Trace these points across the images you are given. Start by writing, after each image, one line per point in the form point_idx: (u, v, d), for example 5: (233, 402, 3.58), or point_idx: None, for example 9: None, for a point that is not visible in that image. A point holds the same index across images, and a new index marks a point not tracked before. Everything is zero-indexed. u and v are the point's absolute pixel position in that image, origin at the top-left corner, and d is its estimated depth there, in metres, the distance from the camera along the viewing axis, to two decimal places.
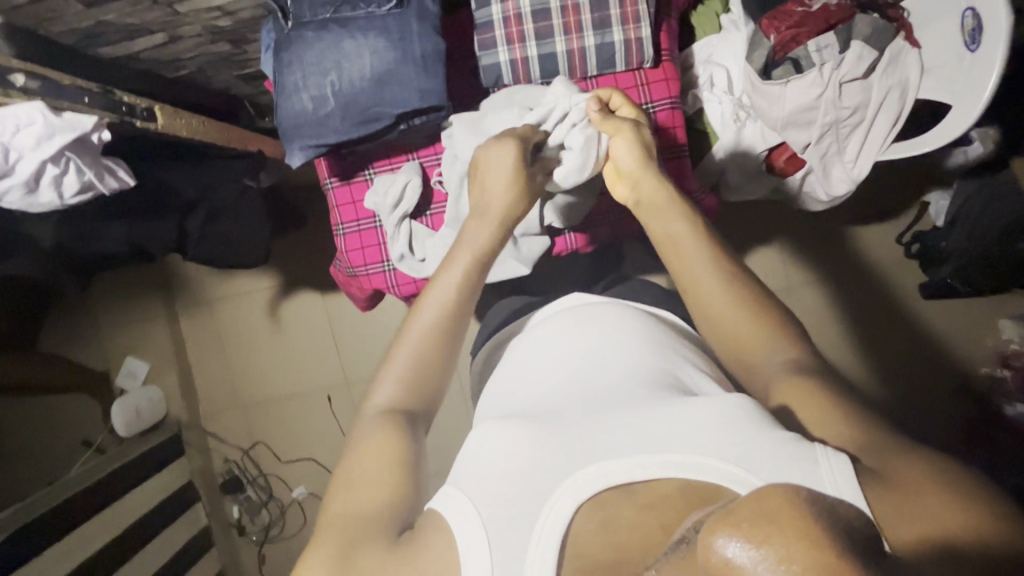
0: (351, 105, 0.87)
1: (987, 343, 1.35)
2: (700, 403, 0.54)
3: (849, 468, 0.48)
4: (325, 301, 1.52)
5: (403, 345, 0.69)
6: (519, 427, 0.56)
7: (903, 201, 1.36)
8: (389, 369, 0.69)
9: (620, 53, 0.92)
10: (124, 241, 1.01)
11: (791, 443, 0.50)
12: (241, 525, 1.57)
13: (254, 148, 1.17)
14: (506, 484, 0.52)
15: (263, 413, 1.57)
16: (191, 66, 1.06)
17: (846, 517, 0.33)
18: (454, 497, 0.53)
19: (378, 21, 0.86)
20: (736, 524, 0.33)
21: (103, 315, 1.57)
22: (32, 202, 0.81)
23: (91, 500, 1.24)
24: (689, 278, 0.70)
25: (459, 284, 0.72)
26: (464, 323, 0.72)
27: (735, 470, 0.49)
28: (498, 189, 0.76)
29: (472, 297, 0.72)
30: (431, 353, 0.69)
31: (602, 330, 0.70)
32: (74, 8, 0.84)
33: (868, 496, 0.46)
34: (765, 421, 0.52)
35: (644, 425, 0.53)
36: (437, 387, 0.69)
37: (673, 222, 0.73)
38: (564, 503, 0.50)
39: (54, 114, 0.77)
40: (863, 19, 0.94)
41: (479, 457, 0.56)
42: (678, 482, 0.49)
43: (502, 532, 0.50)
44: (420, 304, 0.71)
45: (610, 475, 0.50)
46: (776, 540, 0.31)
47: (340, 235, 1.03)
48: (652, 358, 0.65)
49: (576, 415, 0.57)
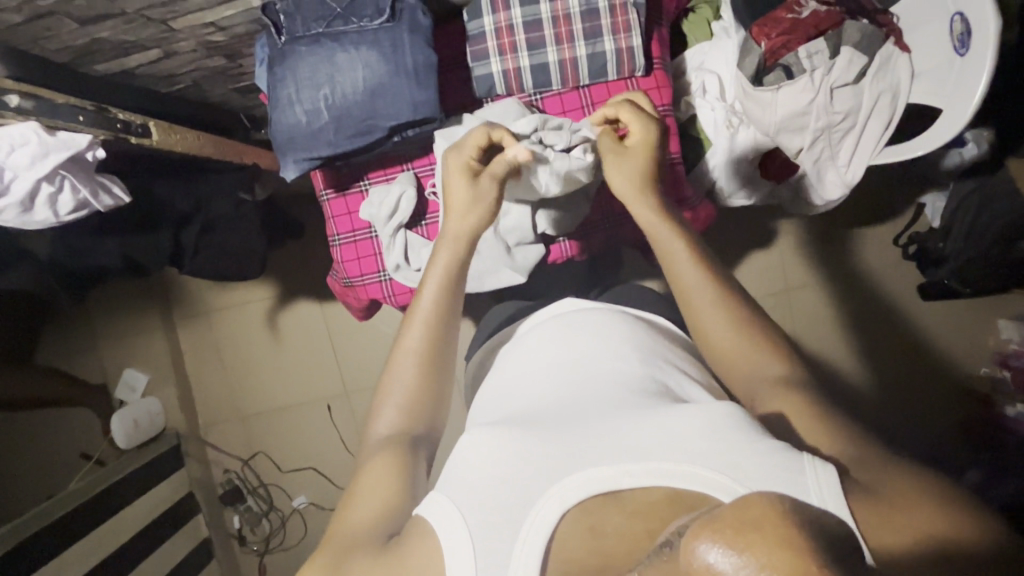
0: (344, 118, 0.88)
1: (986, 343, 1.35)
2: (688, 410, 0.54)
3: (836, 480, 0.48)
4: (323, 310, 1.52)
5: (398, 368, 0.70)
6: (506, 434, 0.57)
7: (899, 203, 1.36)
8: (388, 392, 0.70)
9: (611, 62, 0.93)
10: (119, 255, 1.02)
11: (779, 452, 0.50)
12: (241, 536, 1.57)
13: (249, 161, 1.17)
14: (493, 491, 0.53)
15: (263, 423, 1.57)
16: (186, 81, 1.07)
17: (830, 526, 0.34)
18: (440, 503, 0.54)
19: (370, 35, 0.86)
20: (719, 530, 0.33)
21: (102, 327, 1.58)
22: (27, 220, 0.82)
23: (90, 513, 1.25)
24: (669, 261, 0.72)
25: (436, 296, 0.73)
26: (450, 338, 0.72)
27: (722, 479, 0.49)
28: (473, 205, 0.76)
29: (453, 310, 0.73)
30: (421, 372, 0.70)
31: (593, 335, 0.70)
32: (69, 27, 0.85)
33: (852, 506, 0.47)
34: (754, 430, 0.53)
35: (631, 434, 0.53)
36: (438, 408, 0.70)
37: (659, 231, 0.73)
38: (549, 510, 0.50)
39: (48, 133, 0.78)
40: (853, 25, 0.95)
41: (465, 463, 0.57)
42: (665, 490, 0.50)
43: (487, 538, 0.50)
44: (408, 322, 0.72)
45: (595, 482, 0.51)
46: (757, 548, 0.32)
47: (336, 246, 1.03)
48: (639, 365, 0.65)
49: (562, 421, 0.58)
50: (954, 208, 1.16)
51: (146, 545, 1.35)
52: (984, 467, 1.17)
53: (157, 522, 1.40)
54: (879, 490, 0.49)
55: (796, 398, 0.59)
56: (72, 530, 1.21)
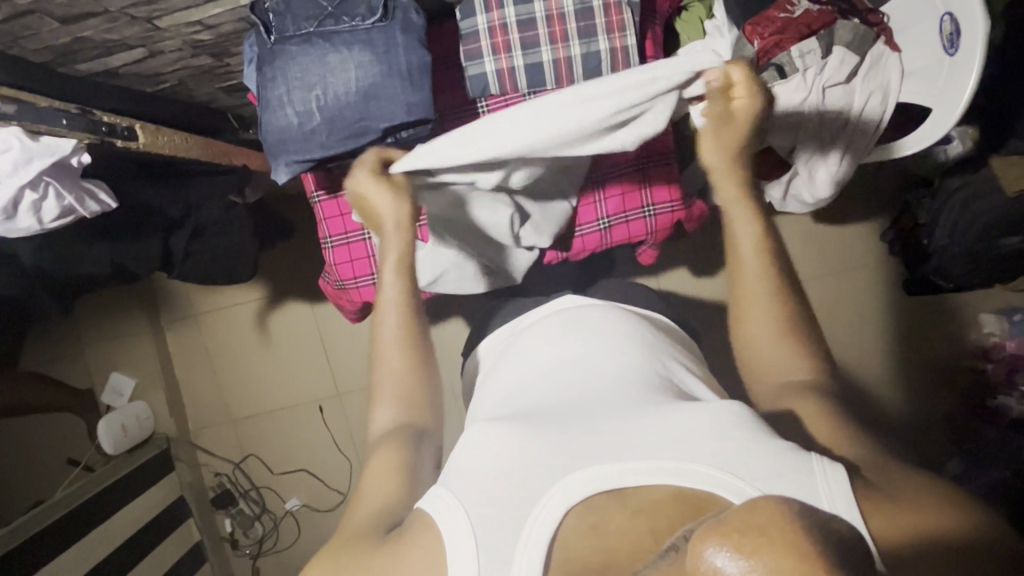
0: (336, 119, 0.86)
1: (970, 336, 1.37)
2: (693, 408, 0.54)
3: (844, 478, 0.49)
4: (313, 310, 1.51)
5: (384, 374, 0.71)
6: (507, 431, 0.56)
7: (885, 200, 1.38)
8: (380, 391, 0.71)
9: (606, 62, 0.91)
10: (108, 263, 1.00)
11: (789, 452, 0.50)
12: (233, 539, 1.56)
13: (240, 162, 1.16)
14: (495, 488, 0.52)
15: (253, 424, 1.56)
16: (172, 80, 1.05)
17: (837, 530, 0.34)
18: (442, 498, 0.53)
19: (362, 35, 0.85)
20: (726, 534, 0.34)
21: (87, 330, 1.56)
22: (11, 228, 0.80)
23: (77, 521, 1.23)
24: (732, 237, 0.71)
25: (398, 293, 0.73)
26: (424, 327, 0.74)
27: (729, 478, 0.49)
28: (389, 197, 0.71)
29: (414, 300, 0.74)
30: (407, 366, 0.71)
31: (578, 335, 0.70)
32: (50, 27, 0.82)
33: (860, 505, 0.48)
34: (757, 427, 0.53)
35: (634, 430, 0.53)
36: (433, 406, 0.71)
37: (741, 227, 0.70)
38: (554, 506, 0.50)
39: (32, 139, 0.76)
40: (844, 25, 0.96)
41: (466, 463, 0.56)
42: (670, 489, 0.50)
43: (489, 536, 0.50)
44: (377, 323, 0.73)
45: (599, 479, 0.50)
46: (764, 552, 0.32)
47: (329, 248, 1.02)
48: (639, 358, 0.66)
49: (563, 419, 0.57)
50: (940, 204, 1.17)
51: (134, 551, 1.33)
52: (969, 459, 1.20)
53: (147, 528, 1.39)
54: (882, 487, 0.50)
55: (807, 405, 0.60)
56: (62, 538, 1.19)
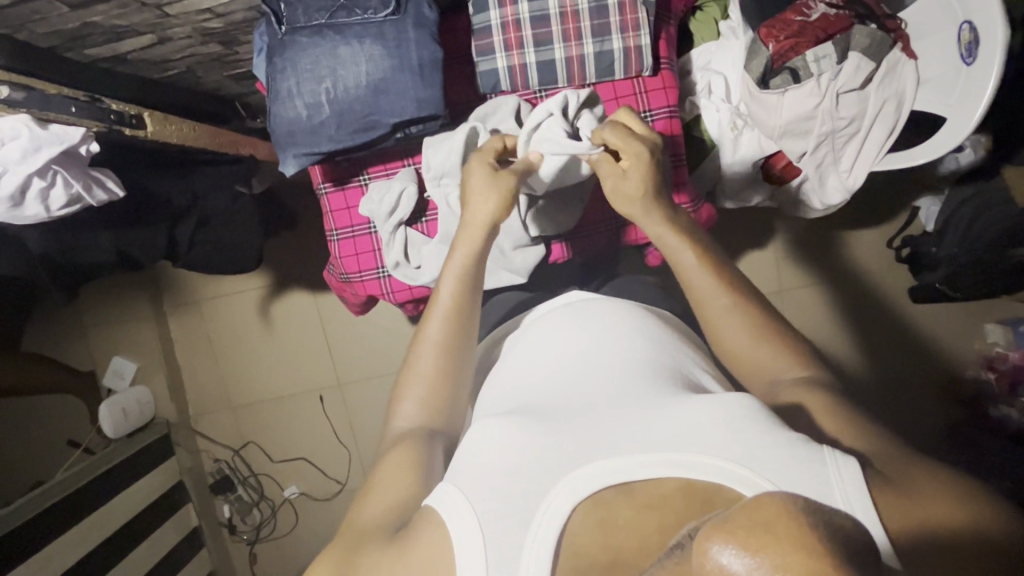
0: (346, 112, 0.86)
1: (972, 346, 1.37)
2: (702, 402, 0.54)
3: (858, 473, 0.48)
4: (316, 301, 1.51)
5: (416, 363, 0.70)
6: (513, 426, 0.56)
7: (892, 208, 1.37)
8: (408, 386, 0.70)
9: (619, 61, 0.91)
10: (113, 249, 0.99)
11: (800, 445, 0.50)
12: (231, 525, 1.57)
13: (247, 152, 1.15)
14: (502, 480, 0.52)
15: (254, 409, 1.56)
16: (180, 67, 1.04)
17: (843, 528, 0.34)
18: (448, 492, 0.53)
19: (373, 28, 0.84)
20: (731, 531, 0.33)
21: (89, 315, 1.56)
22: (17, 215, 0.79)
23: (77, 501, 1.24)
24: (677, 266, 0.73)
25: (457, 289, 0.73)
26: (470, 334, 0.72)
27: (741, 471, 0.49)
28: (490, 199, 0.76)
29: (473, 302, 0.73)
30: (441, 366, 0.70)
31: (601, 327, 0.69)
32: (59, 11, 0.81)
33: (874, 507, 0.47)
34: (770, 421, 0.52)
35: (641, 424, 0.53)
36: (455, 402, 0.69)
37: (681, 254, 0.72)
38: (562, 499, 0.50)
39: (40, 126, 0.75)
40: (861, 31, 0.93)
41: (470, 455, 0.56)
42: (680, 483, 0.49)
43: (496, 529, 0.50)
44: (428, 316, 0.73)
45: (607, 473, 0.50)
46: (771, 549, 0.32)
47: (334, 241, 1.02)
48: (642, 354, 0.65)
49: (567, 413, 0.57)
50: (947, 216, 1.17)
51: (133, 533, 1.34)
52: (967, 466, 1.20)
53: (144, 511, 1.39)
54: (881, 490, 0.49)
55: (803, 409, 0.60)
56: (61, 517, 1.20)
